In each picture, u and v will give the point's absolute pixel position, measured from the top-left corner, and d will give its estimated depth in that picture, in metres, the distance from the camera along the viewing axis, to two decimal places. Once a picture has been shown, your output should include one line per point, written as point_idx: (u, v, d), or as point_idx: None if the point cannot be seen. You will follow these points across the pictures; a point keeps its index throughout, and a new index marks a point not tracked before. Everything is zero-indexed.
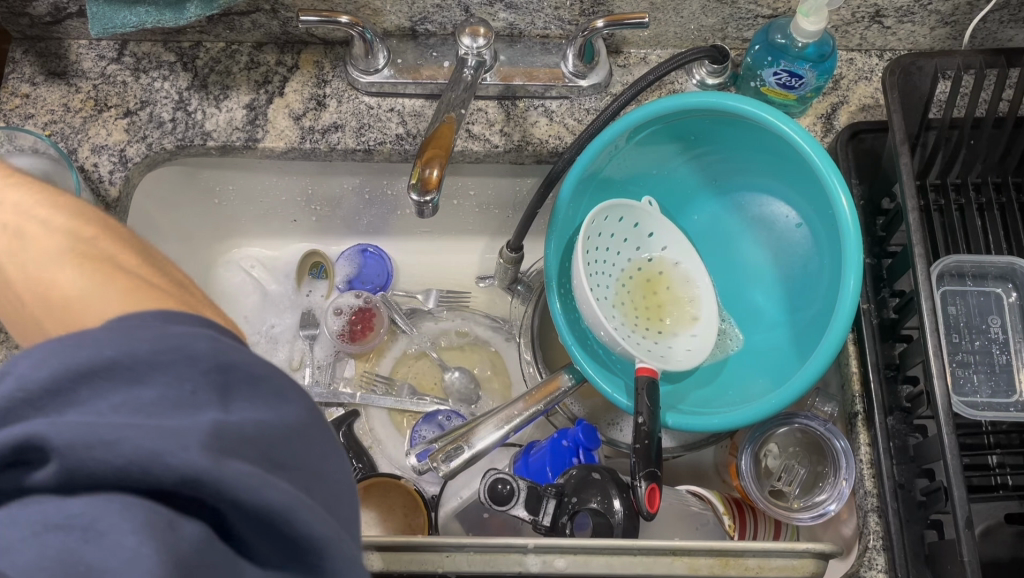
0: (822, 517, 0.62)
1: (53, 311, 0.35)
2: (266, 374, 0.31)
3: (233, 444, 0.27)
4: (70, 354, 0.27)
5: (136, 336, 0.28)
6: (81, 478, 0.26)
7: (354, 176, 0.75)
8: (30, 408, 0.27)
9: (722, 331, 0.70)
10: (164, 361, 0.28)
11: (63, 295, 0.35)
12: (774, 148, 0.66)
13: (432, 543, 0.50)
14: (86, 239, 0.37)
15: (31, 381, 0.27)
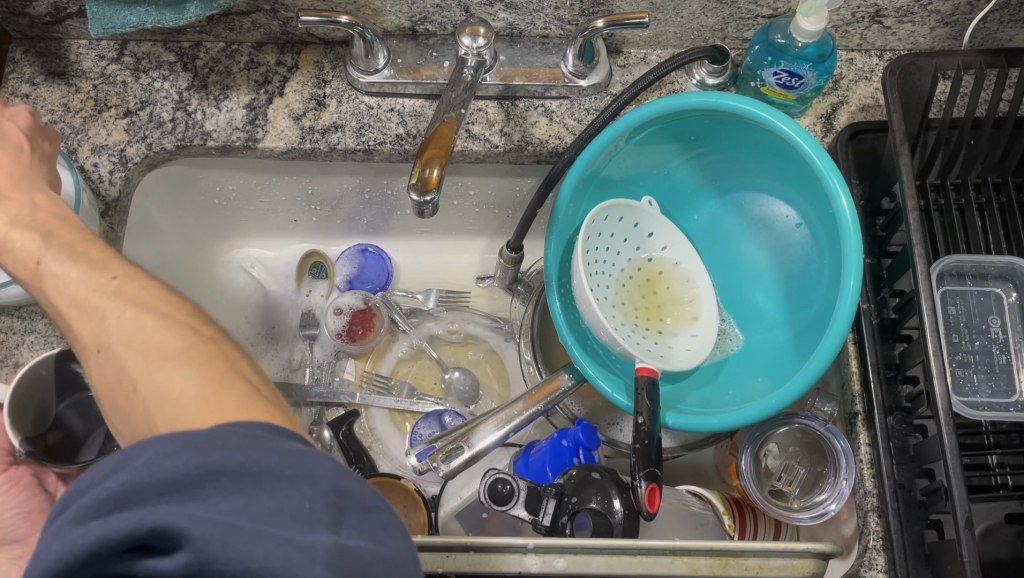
0: (822, 517, 0.62)
1: (164, 407, 0.35)
2: (377, 505, 0.32)
3: (350, 569, 0.29)
4: (204, 453, 0.29)
5: (268, 449, 0.30)
6: (206, 573, 0.27)
7: (354, 176, 0.75)
8: (153, 495, 0.28)
9: (722, 331, 0.70)
10: (289, 476, 0.30)
11: (179, 393, 0.35)
12: (774, 148, 0.66)
13: (432, 543, 0.50)
14: (211, 342, 0.38)
15: (164, 470, 0.28)
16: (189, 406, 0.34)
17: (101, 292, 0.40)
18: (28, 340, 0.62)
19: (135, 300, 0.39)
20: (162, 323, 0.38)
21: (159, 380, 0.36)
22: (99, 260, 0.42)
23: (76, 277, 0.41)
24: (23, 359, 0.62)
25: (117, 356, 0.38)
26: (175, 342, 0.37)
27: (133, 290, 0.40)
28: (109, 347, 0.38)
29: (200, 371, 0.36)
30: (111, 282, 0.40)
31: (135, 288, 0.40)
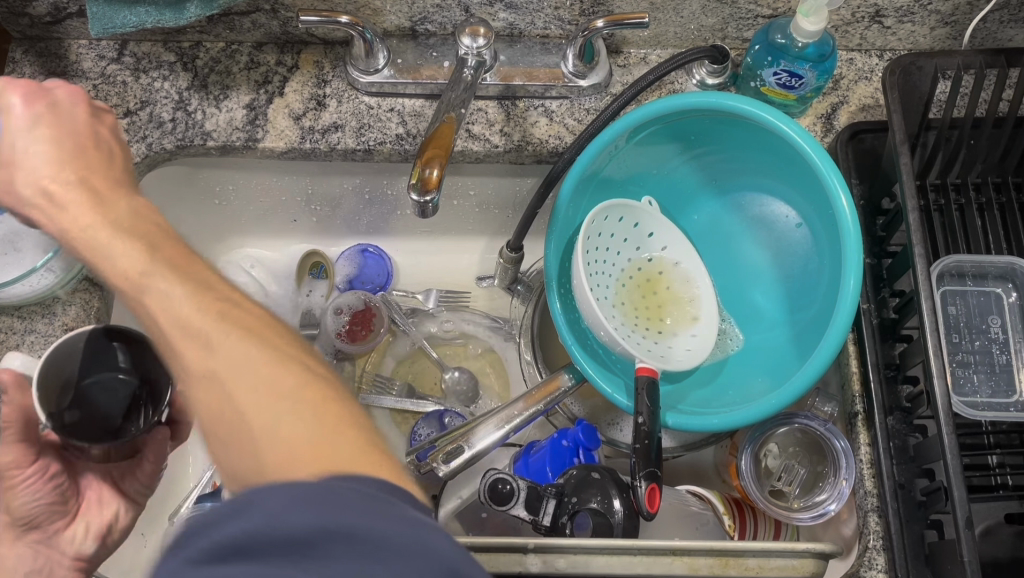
0: (822, 517, 0.62)
1: (262, 451, 0.36)
2: None
3: None
4: (324, 513, 0.28)
5: (389, 518, 0.29)
6: None
7: (353, 176, 0.75)
8: (269, 551, 0.28)
9: (722, 331, 0.70)
10: (409, 552, 0.28)
11: (278, 446, 0.36)
12: (774, 148, 0.66)
13: None
14: (314, 415, 0.38)
15: (283, 524, 0.28)
16: (284, 473, 0.35)
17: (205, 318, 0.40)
18: (28, 340, 0.62)
19: (239, 326, 0.40)
20: (264, 370, 0.38)
21: (253, 427, 0.36)
22: (195, 282, 0.41)
23: (173, 291, 0.41)
24: None
25: (219, 383, 0.38)
26: (285, 397, 0.37)
27: (233, 321, 0.40)
28: (212, 372, 0.38)
29: (314, 413, 0.36)
30: (202, 311, 0.40)
31: (227, 318, 0.40)
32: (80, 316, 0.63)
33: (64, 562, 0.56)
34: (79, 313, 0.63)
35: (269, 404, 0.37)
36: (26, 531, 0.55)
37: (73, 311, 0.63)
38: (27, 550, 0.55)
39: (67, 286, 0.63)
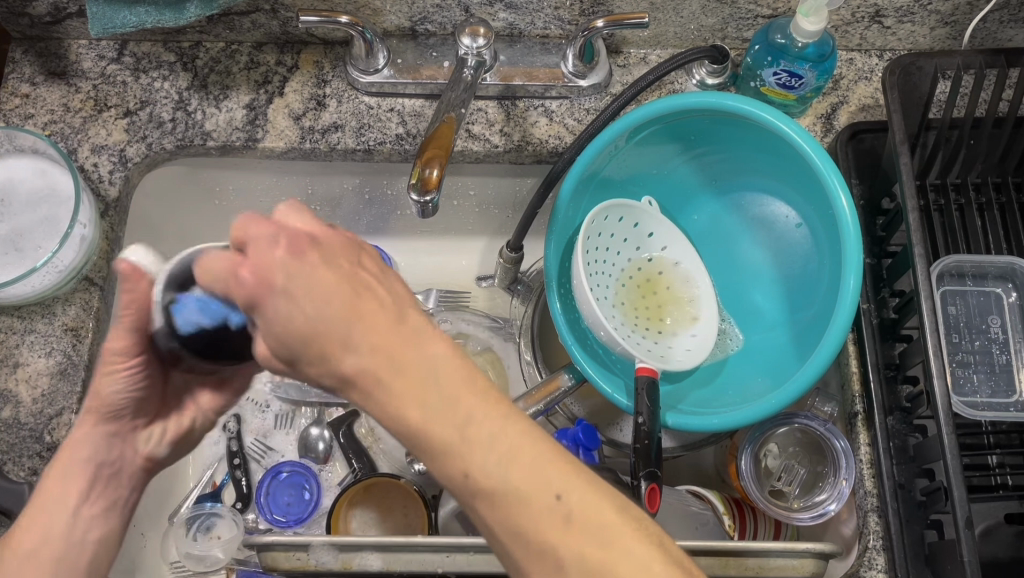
0: (822, 517, 0.62)
1: (518, 482, 0.36)
2: None
3: None
4: None
5: None
6: None
7: (353, 175, 0.75)
8: None
9: (722, 331, 0.70)
10: None
11: (509, 472, 0.36)
12: (774, 148, 0.66)
13: (433, 542, 0.50)
14: (493, 396, 0.38)
15: None
16: (552, 487, 0.36)
17: (374, 354, 0.36)
18: (28, 340, 0.62)
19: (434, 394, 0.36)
20: (471, 388, 0.37)
21: (485, 463, 0.36)
22: (352, 301, 0.36)
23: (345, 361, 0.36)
24: (23, 359, 0.62)
25: (418, 426, 0.36)
26: (480, 412, 0.36)
27: (404, 348, 0.36)
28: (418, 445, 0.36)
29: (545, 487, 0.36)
30: (366, 338, 0.36)
31: (381, 335, 0.36)
32: (80, 316, 0.63)
33: (137, 460, 0.51)
34: (79, 313, 0.63)
35: (471, 429, 0.36)
36: (111, 423, 0.49)
37: (73, 311, 0.63)
38: (100, 443, 0.49)
39: (66, 286, 0.63)
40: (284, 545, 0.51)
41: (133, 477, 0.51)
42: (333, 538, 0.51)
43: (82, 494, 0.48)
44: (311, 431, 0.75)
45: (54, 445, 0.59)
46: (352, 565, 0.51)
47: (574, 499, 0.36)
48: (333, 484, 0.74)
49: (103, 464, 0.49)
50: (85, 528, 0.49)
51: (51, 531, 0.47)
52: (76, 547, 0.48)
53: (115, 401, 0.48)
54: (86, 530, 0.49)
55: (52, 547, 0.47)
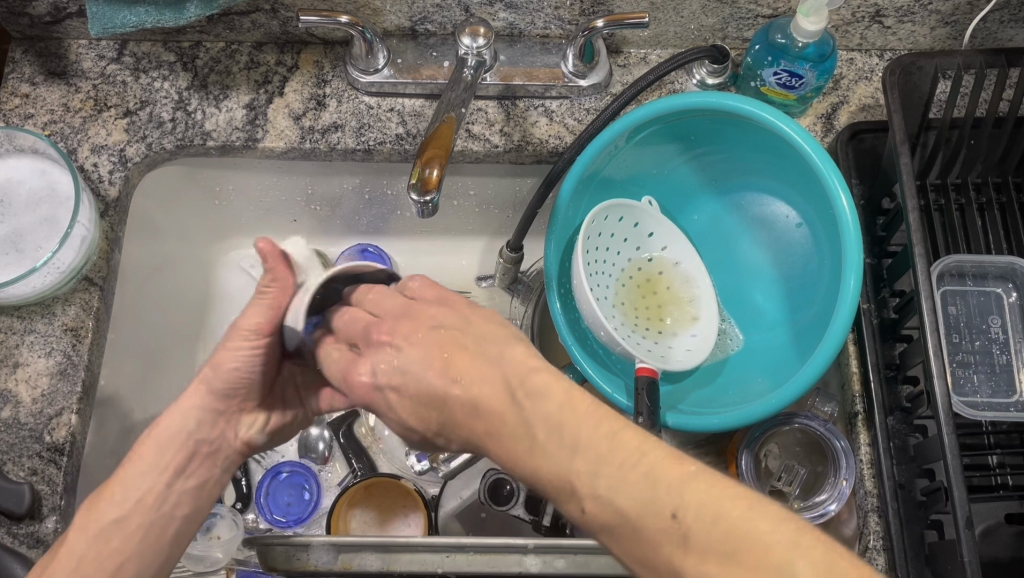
0: (822, 517, 0.61)
1: (628, 504, 0.36)
2: None
3: None
4: None
5: None
6: None
7: (353, 175, 0.75)
8: None
9: (722, 331, 0.70)
10: None
11: (619, 493, 0.36)
12: (774, 148, 0.66)
13: (433, 542, 0.50)
14: (597, 414, 0.39)
15: None
16: (667, 504, 0.35)
17: (484, 402, 0.42)
18: (28, 340, 0.62)
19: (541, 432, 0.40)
20: (570, 412, 0.39)
21: (597, 489, 0.37)
22: (443, 364, 0.44)
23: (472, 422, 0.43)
24: (23, 359, 0.61)
25: (534, 465, 0.40)
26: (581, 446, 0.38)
27: (508, 397, 0.41)
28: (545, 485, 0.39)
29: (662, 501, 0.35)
30: (468, 392, 0.43)
31: (484, 393, 0.42)
32: (80, 316, 0.63)
33: (234, 444, 0.55)
34: (79, 313, 0.63)
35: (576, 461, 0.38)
36: (218, 399, 0.53)
37: (73, 311, 0.63)
38: (205, 418, 0.53)
39: (66, 286, 0.63)
40: (284, 545, 0.51)
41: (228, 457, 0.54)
42: (333, 538, 0.51)
43: (176, 468, 0.51)
44: (311, 431, 0.75)
45: (54, 445, 0.59)
46: (352, 565, 0.51)
47: (688, 509, 0.35)
48: (333, 484, 0.74)
49: (206, 439, 0.53)
50: (176, 500, 0.51)
51: (144, 497, 0.50)
52: (165, 517, 0.50)
53: (231, 374, 0.52)
54: (175, 502, 0.51)
55: (139, 515, 0.49)
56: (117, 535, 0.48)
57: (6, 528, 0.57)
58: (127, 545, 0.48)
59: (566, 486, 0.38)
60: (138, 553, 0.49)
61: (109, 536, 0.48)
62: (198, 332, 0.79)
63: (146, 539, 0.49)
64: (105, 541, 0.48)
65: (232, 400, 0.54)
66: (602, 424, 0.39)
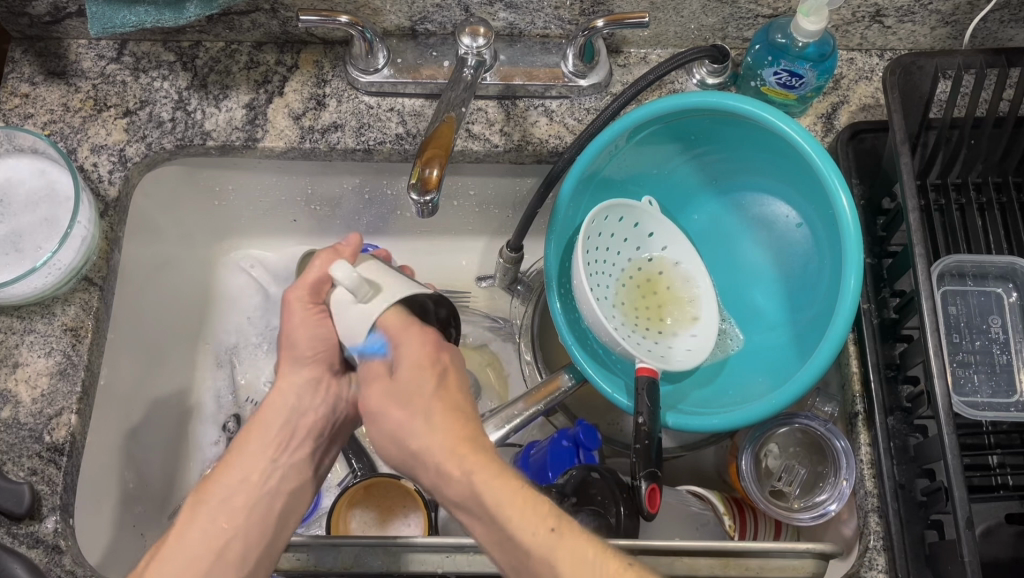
0: (822, 517, 0.62)
1: (576, 571, 0.43)
2: None
3: None
4: None
5: None
6: None
7: (353, 175, 0.75)
8: None
9: (722, 331, 0.70)
10: None
11: (556, 548, 0.43)
12: (774, 148, 0.66)
13: (433, 542, 0.51)
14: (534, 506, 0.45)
15: None
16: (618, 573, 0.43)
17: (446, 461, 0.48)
18: (28, 340, 0.62)
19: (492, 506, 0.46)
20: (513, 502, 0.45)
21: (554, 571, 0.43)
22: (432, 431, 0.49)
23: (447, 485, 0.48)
24: (23, 359, 0.61)
25: (486, 520, 0.46)
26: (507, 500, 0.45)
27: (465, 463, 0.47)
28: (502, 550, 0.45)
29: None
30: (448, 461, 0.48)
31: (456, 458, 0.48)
32: (80, 315, 0.63)
33: (336, 414, 0.57)
34: (79, 313, 0.63)
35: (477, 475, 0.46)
36: (310, 373, 0.56)
37: (73, 311, 0.63)
38: (303, 392, 0.55)
39: (66, 286, 0.63)
40: (284, 545, 0.51)
41: (327, 428, 0.57)
42: (333, 539, 0.52)
43: (279, 443, 0.54)
44: None
45: (54, 445, 0.59)
46: (352, 565, 0.51)
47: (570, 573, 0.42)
48: (333, 484, 0.74)
49: (305, 414, 0.55)
50: (282, 473, 0.54)
51: (252, 473, 0.52)
52: (271, 491, 0.53)
53: (314, 349, 0.55)
54: (281, 476, 0.54)
55: (248, 492, 0.51)
56: (227, 514, 0.50)
57: (5, 528, 0.56)
58: (237, 520, 0.50)
59: (529, 546, 0.44)
60: (248, 526, 0.50)
61: (221, 515, 0.50)
62: (198, 332, 0.79)
63: (254, 513, 0.51)
64: (217, 517, 0.50)
65: (326, 374, 0.56)
66: (545, 520, 0.45)
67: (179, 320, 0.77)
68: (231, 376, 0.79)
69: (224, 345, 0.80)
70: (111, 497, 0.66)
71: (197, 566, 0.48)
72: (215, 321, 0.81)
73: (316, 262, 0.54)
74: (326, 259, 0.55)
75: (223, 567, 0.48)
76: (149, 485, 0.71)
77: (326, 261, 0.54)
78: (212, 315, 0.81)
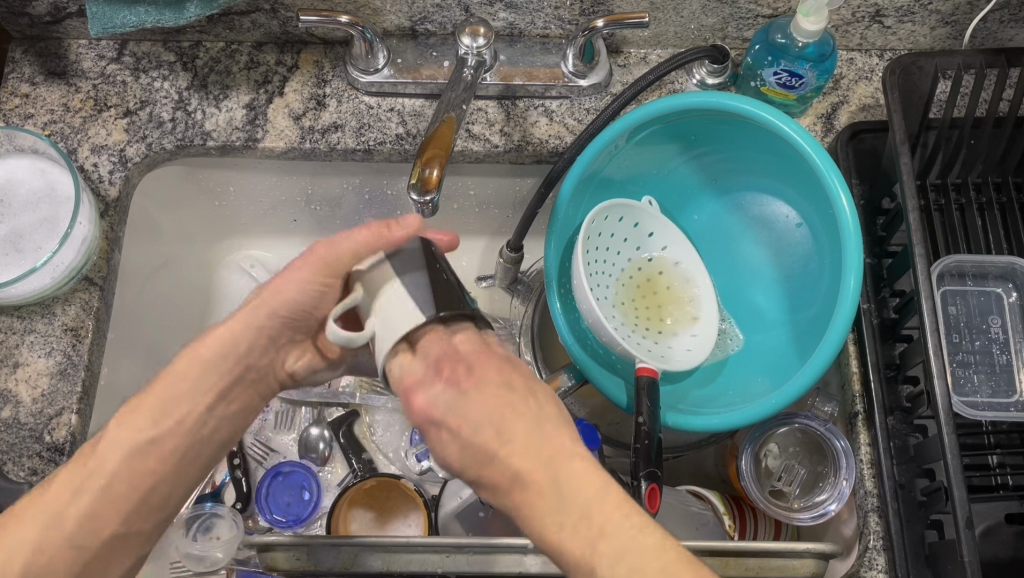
0: (822, 517, 0.62)
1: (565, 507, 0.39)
2: None
3: None
4: None
5: None
6: None
7: (353, 175, 0.75)
8: None
9: (722, 331, 0.70)
10: None
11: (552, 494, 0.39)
12: (775, 148, 0.66)
13: (432, 542, 0.51)
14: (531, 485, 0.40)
15: None
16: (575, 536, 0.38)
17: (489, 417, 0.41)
18: (28, 340, 0.62)
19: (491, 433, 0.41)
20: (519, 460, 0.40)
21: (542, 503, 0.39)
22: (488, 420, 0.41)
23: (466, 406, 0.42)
24: (23, 359, 0.62)
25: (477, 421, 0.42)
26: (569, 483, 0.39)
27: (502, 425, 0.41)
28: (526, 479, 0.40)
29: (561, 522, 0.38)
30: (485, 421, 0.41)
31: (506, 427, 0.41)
32: (80, 316, 0.63)
33: (278, 373, 0.56)
34: (79, 313, 0.63)
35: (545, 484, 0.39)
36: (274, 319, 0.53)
37: (73, 311, 0.63)
38: (255, 344, 0.53)
39: (66, 286, 0.63)
40: (285, 545, 0.52)
41: (267, 387, 0.56)
42: (333, 539, 0.52)
43: (219, 392, 0.52)
44: (311, 431, 0.75)
45: (54, 445, 0.59)
46: (352, 565, 0.51)
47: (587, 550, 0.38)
48: (332, 484, 0.74)
49: (251, 365, 0.54)
50: (214, 425, 0.52)
51: (185, 416, 0.50)
52: (201, 439, 0.52)
53: (292, 305, 0.52)
54: (211, 426, 0.52)
55: (179, 436, 0.50)
56: (153, 455, 0.49)
57: None
58: (163, 466, 0.49)
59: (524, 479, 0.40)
60: (173, 475, 0.50)
61: (147, 453, 0.48)
62: (198, 332, 0.79)
63: (182, 463, 0.50)
64: (143, 457, 0.48)
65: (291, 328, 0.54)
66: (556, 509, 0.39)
67: (179, 320, 0.77)
68: None
69: None
70: None
71: (115, 507, 0.47)
72: (215, 320, 0.81)
73: (367, 230, 0.49)
74: (371, 233, 0.49)
75: (146, 509, 0.49)
76: None
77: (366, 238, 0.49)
78: (212, 314, 0.81)
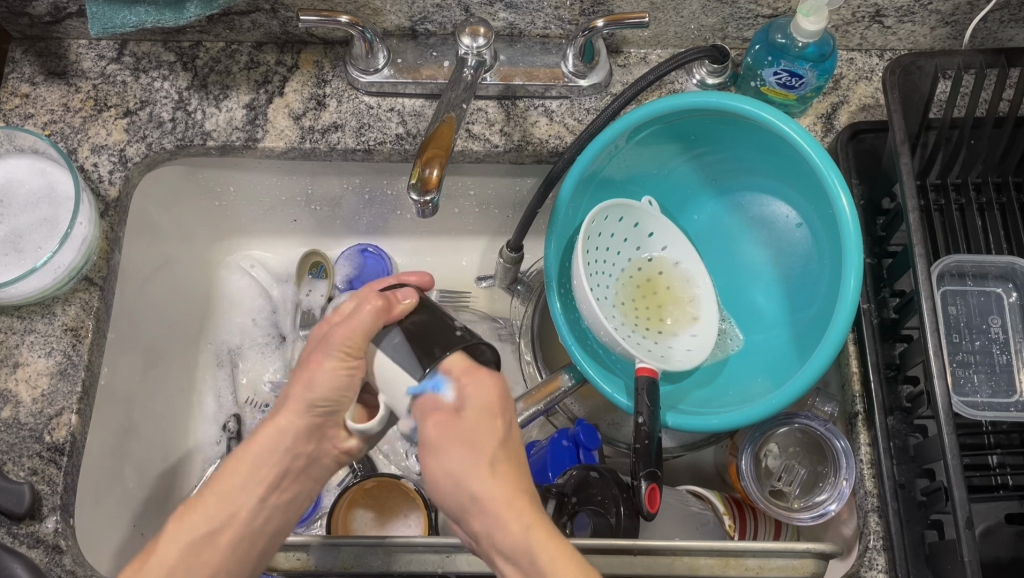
0: (822, 517, 0.62)
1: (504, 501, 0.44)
2: None
3: None
4: None
5: None
6: None
7: (353, 175, 0.75)
8: None
9: (722, 331, 0.70)
10: None
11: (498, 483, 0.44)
12: (775, 148, 0.66)
13: (433, 542, 0.51)
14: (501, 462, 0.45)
15: None
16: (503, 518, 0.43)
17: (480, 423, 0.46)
18: (28, 340, 0.62)
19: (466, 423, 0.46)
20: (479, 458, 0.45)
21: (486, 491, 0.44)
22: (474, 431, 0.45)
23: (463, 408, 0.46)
24: (23, 359, 0.62)
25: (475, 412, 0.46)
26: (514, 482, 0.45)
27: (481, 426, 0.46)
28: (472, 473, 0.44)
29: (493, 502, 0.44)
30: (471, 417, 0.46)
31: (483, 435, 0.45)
32: (80, 315, 0.63)
33: (329, 455, 0.52)
34: (78, 313, 0.63)
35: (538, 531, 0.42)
36: (310, 412, 0.49)
37: (73, 311, 0.63)
38: (301, 435, 0.50)
39: (66, 286, 0.63)
40: (285, 545, 0.52)
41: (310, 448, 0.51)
42: (333, 539, 0.52)
43: (271, 482, 0.49)
44: None
45: (54, 445, 0.59)
46: (352, 565, 0.51)
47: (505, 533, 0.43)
48: (332, 485, 0.74)
49: (298, 455, 0.50)
50: (268, 515, 0.49)
51: (239, 511, 0.48)
52: (255, 531, 0.48)
53: (326, 395, 0.49)
54: (265, 517, 0.49)
55: (233, 530, 0.47)
56: (209, 547, 0.47)
57: (5, 528, 0.56)
58: (218, 559, 0.47)
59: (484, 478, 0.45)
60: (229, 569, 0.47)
61: (200, 550, 0.46)
62: (198, 333, 0.79)
63: (236, 555, 0.47)
64: (197, 552, 0.46)
65: (331, 415, 0.50)
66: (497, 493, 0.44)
67: (179, 320, 0.77)
68: (231, 377, 0.79)
69: (225, 345, 0.80)
70: (111, 497, 0.66)
71: None
72: (215, 320, 0.81)
73: (367, 306, 0.48)
74: (374, 310, 0.48)
75: None
76: (148, 485, 0.71)
77: (372, 312, 0.48)
78: (212, 315, 0.81)
